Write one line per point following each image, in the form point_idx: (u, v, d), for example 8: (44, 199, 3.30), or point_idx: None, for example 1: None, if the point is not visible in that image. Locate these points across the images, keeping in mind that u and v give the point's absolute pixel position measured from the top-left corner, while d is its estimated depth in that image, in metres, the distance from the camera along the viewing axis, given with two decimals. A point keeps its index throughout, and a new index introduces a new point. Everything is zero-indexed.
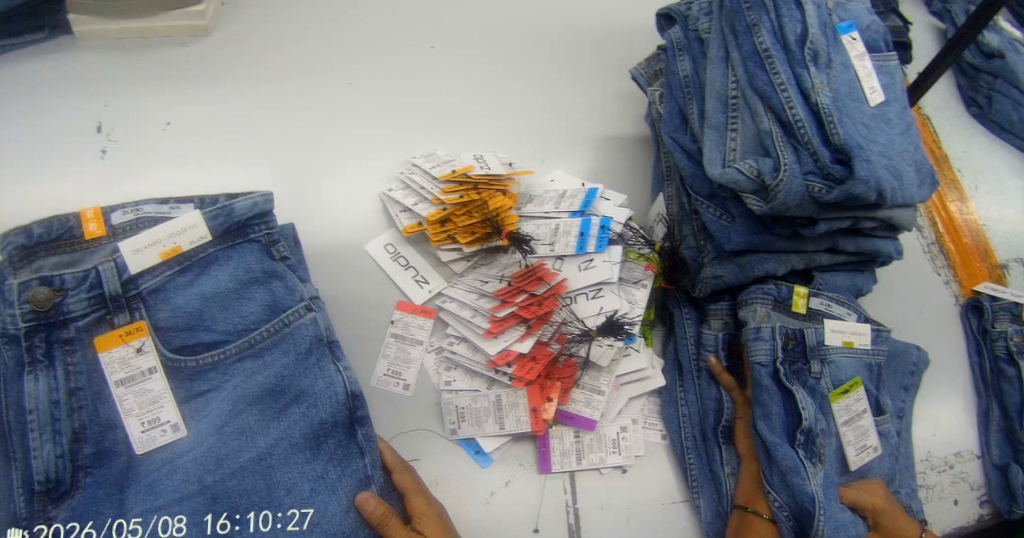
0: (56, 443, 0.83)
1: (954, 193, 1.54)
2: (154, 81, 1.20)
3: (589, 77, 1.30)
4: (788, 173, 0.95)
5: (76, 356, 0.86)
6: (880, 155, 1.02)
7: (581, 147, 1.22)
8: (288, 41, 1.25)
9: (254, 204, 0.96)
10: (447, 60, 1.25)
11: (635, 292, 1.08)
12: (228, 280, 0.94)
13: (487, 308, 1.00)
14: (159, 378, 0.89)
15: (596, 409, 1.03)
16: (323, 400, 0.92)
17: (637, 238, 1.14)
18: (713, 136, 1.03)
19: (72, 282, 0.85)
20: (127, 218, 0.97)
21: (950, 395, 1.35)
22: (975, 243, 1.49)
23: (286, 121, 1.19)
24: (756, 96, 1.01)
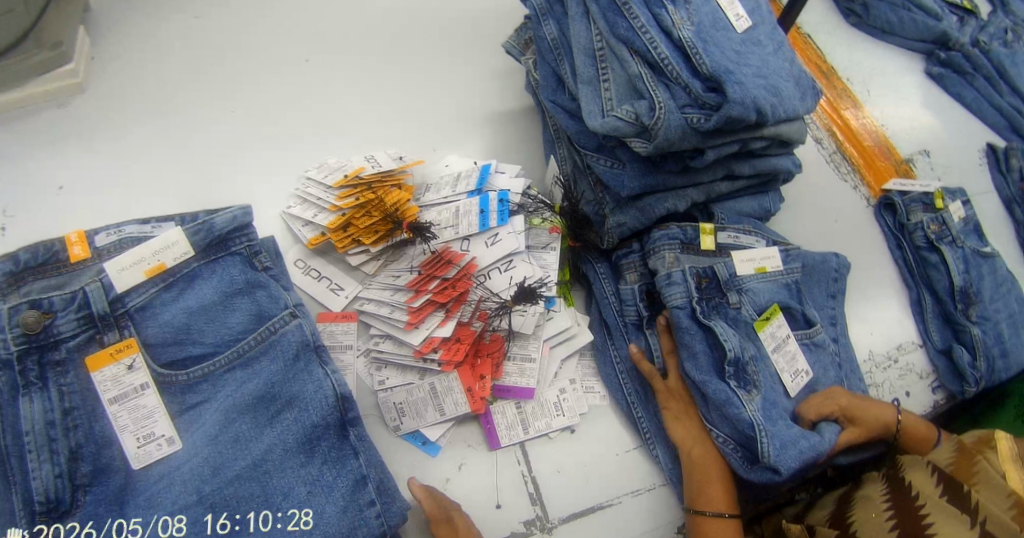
0: (54, 463, 0.78)
1: (848, 102, 1.59)
2: (76, 136, 1.17)
3: (464, 61, 1.39)
4: (664, 110, 0.96)
5: (69, 377, 0.81)
6: (755, 75, 1.02)
7: (474, 130, 1.32)
8: (163, 83, 1.24)
9: (234, 217, 0.94)
10: (329, 71, 1.31)
11: (545, 256, 1.15)
12: (213, 293, 0.91)
13: (403, 301, 1.03)
14: (152, 394, 0.85)
15: (531, 376, 1.07)
16: (314, 406, 0.88)
17: (536, 205, 1.19)
18: (587, 92, 1.03)
19: (61, 303, 0.82)
20: (110, 240, 0.95)
21: (882, 291, 1.39)
22: (876, 144, 1.54)
23: (178, 159, 1.19)
24: (620, 43, 1.02)
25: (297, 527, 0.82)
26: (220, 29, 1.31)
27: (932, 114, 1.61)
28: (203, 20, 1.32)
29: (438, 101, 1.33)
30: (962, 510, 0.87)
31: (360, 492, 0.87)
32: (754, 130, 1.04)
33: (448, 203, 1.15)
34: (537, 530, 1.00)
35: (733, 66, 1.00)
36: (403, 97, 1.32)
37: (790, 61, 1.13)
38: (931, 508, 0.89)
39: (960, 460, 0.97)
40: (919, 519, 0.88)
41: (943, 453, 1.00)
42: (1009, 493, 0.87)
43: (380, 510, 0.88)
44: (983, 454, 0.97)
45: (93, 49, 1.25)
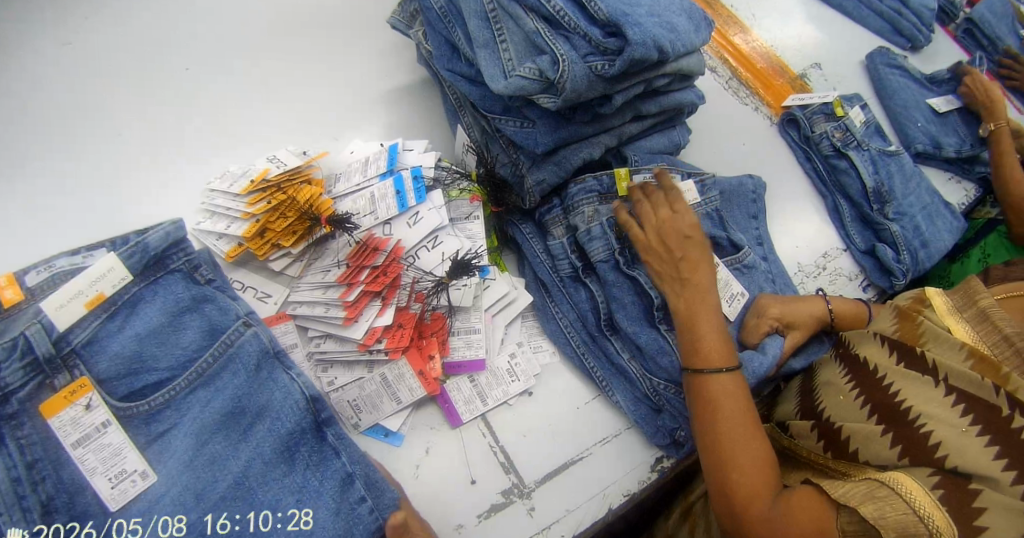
0: (28, 521, 0.76)
1: (734, 27, 1.65)
2: None
3: (351, 47, 1.39)
4: (567, 62, 0.97)
5: (25, 429, 0.79)
6: (650, 15, 1.04)
7: (371, 108, 1.34)
8: (46, 119, 1.18)
9: (167, 234, 0.91)
10: (218, 78, 1.28)
11: (470, 226, 1.18)
12: (159, 316, 0.88)
13: (336, 297, 1.03)
14: (115, 430, 0.83)
15: (478, 347, 1.10)
16: (285, 414, 0.89)
17: (452, 176, 1.20)
18: (486, 55, 1.03)
19: (2, 354, 0.78)
20: (42, 277, 0.89)
21: (799, 206, 1.47)
22: (769, 64, 1.61)
23: (82, 197, 1.15)
24: (511, 2, 1.01)
25: (298, 527, 0.84)
26: (97, 52, 1.25)
27: (816, 29, 1.70)
28: (75, 46, 1.24)
29: (335, 89, 1.34)
30: (924, 374, 0.88)
31: (350, 489, 0.88)
32: (656, 68, 1.07)
33: (363, 190, 1.16)
34: (516, 497, 1.04)
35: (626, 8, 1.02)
36: (296, 93, 1.32)
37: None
38: (894, 379, 0.92)
39: (904, 324, 0.98)
40: (889, 397, 0.90)
41: (887, 321, 1.02)
42: (960, 344, 0.88)
43: (373, 505, 0.89)
44: (922, 313, 0.97)
45: None
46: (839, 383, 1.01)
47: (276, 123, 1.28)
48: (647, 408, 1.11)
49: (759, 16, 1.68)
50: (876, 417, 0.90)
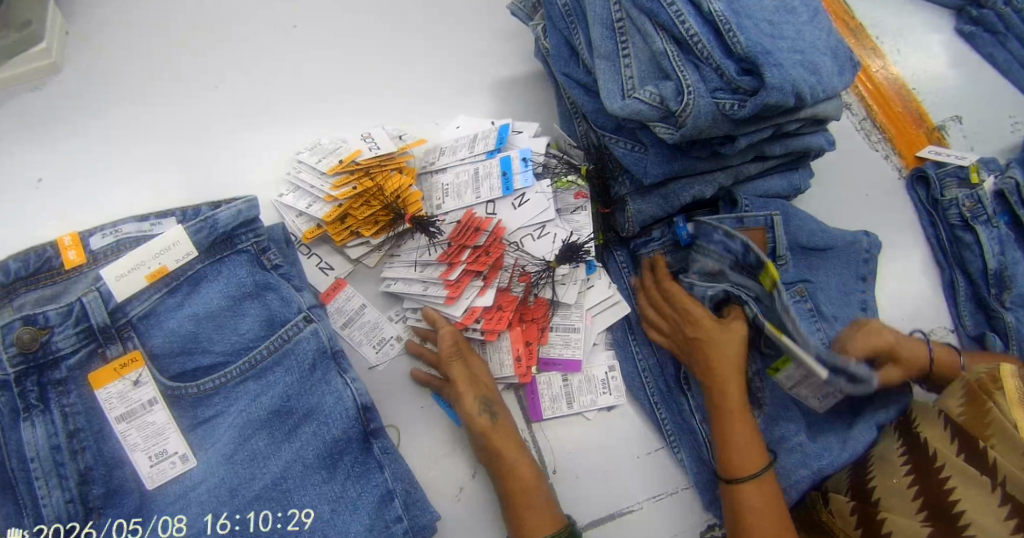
0: (64, 488, 0.72)
1: (875, 58, 1.48)
2: (36, 129, 1.11)
3: (459, 25, 1.28)
4: (692, 96, 0.84)
5: (73, 397, 0.75)
6: (792, 49, 0.88)
7: (478, 94, 1.24)
8: (135, 64, 1.16)
9: (238, 212, 0.83)
10: (315, 40, 1.21)
11: (576, 220, 1.03)
12: (220, 299, 0.82)
13: (437, 276, 0.95)
14: (161, 410, 0.77)
15: (577, 347, 0.99)
16: (334, 418, 0.81)
17: (561, 165, 1.05)
18: (604, 68, 0.91)
19: (58, 318, 0.74)
20: (107, 241, 0.87)
21: (912, 274, 1.31)
22: (908, 109, 1.44)
23: (165, 147, 1.13)
24: (642, 15, 0.88)
25: (297, 527, 0.76)
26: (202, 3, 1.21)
27: (971, 77, 1.48)
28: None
29: (440, 71, 1.24)
30: (983, 475, 0.80)
31: (387, 507, 0.81)
32: (790, 113, 0.91)
33: (468, 165, 1.05)
34: None
35: (769, 41, 0.86)
36: (401, 69, 1.23)
37: (827, 29, 0.97)
38: (950, 472, 0.83)
39: (973, 408, 0.86)
40: (942, 493, 0.82)
41: (955, 399, 0.89)
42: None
43: (408, 524, 0.82)
44: (993, 397, 0.85)
45: (67, 26, 1.16)
46: (896, 460, 0.90)
47: (371, 98, 1.20)
48: (710, 474, 0.96)
49: (904, 52, 1.49)
50: (926, 516, 0.82)
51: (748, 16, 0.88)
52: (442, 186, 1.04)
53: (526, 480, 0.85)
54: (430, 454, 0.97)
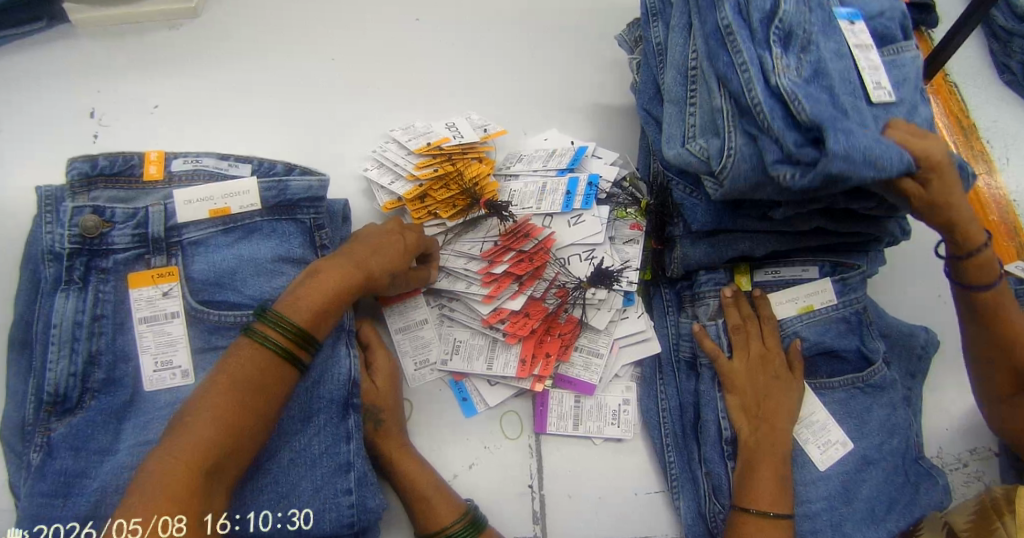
0: (71, 361, 0.82)
1: (981, 162, 1.45)
2: (166, 62, 1.27)
3: (567, 45, 1.34)
4: (735, 154, 0.81)
5: (108, 286, 0.86)
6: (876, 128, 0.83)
7: (570, 111, 1.27)
8: (268, 22, 1.31)
9: (309, 187, 0.94)
10: (424, 32, 1.31)
11: (626, 250, 1.03)
12: (267, 253, 0.91)
13: (476, 270, 0.96)
14: (179, 323, 0.87)
15: (595, 373, 0.97)
16: (329, 378, 0.86)
17: (626, 197, 1.07)
18: (671, 111, 0.93)
19: (122, 217, 0.87)
20: (186, 168, 0.96)
21: None
22: (1002, 219, 1.40)
23: (262, 97, 1.24)
24: (713, 75, 0.86)
25: (296, 527, 0.79)
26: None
27: None
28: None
29: (538, 83, 1.29)
30: None
31: (340, 478, 0.83)
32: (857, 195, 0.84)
33: (538, 177, 1.08)
34: None
35: (852, 104, 0.78)
36: (503, 77, 1.29)
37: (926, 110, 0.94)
38: None
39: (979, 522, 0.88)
40: None
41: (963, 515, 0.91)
42: None
43: (355, 501, 0.83)
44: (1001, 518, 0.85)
45: None
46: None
47: (468, 98, 1.26)
48: (703, 529, 0.93)
49: (1013, 161, 1.46)
50: None
51: (841, 107, 0.77)
52: (509, 190, 1.07)
53: (419, 489, 0.87)
54: (432, 443, 0.96)
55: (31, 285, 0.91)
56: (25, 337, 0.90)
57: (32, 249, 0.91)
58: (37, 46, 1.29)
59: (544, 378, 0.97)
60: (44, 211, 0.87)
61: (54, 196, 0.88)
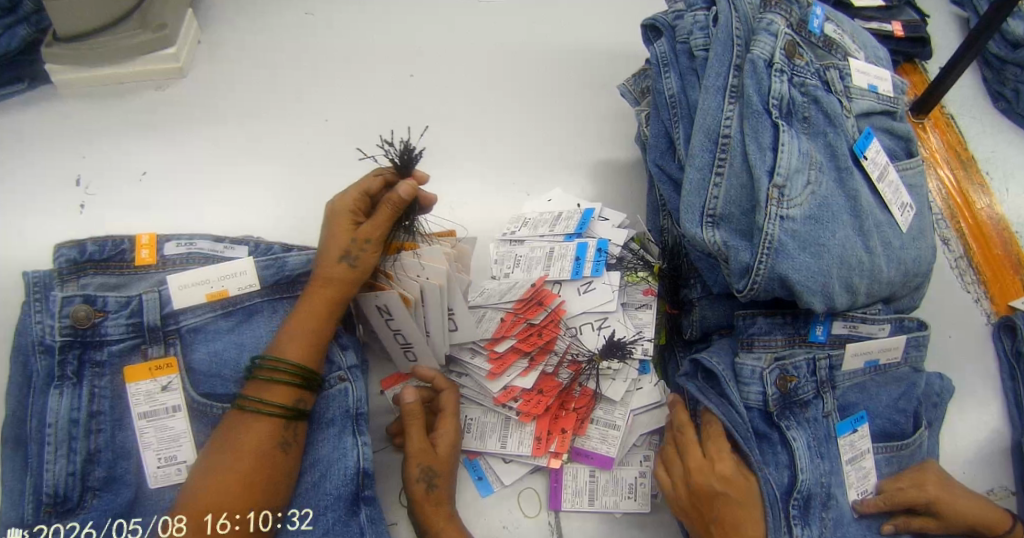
0: (69, 460, 0.76)
1: (981, 194, 1.45)
2: (157, 126, 1.28)
3: (561, 98, 1.36)
4: (763, 272, 0.83)
5: (104, 380, 0.80)
6: (880, 245, 0.89)
7: (571, 164, 1.27)
8: (260, 84, 1.34)
9: (307, 260, 0.90)
10: (419, 91, 1.33)
11: (640, 316, 1.02)
12: (269, 337, 0.86)
13: (484, 344, 0.95)
14: (181, 418, 0.81)
15: (612, 445, 0.95)
16: (333, 473, 0.81)
17: (636, 260, 1.05)
18: (694, 177, 0.88)
19: (115, 306, 0.81)
20: (180, 251, 0.91)
21: (983, 421, 1.21)
22: (1007, 251, 1.38)
23: (255, 159, 1.25)
24: (764, 191, 0.82)
25: (297, 527, 0.76)
26: (333, 52, 1.38)
27: None
28: (315, 35, 1.41)
29: (535, 136, 1.30)
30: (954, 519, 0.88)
31: None
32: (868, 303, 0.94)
33: (545, 241, 1.08)
34: None
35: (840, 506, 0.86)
36: (499, 132, 1.30)
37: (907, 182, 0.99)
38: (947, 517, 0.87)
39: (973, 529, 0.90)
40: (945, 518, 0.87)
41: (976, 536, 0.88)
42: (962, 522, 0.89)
43: None
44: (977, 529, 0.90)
45: (202, 36, 1.39)
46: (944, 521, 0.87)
47: (467, 156, 1.26)
48: None
49: (1014, 191, 1.45)
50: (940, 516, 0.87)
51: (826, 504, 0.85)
52: (515, 255, 1.08)
53: None
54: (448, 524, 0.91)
55: (22, 381, 0.82)
56: (15, 434, 0.79)
57: (23, 339, 0.82)
58: (22, 109, 1.28)
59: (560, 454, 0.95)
60: (33, 299, 0.80)
61: (43, 283, 0.82)
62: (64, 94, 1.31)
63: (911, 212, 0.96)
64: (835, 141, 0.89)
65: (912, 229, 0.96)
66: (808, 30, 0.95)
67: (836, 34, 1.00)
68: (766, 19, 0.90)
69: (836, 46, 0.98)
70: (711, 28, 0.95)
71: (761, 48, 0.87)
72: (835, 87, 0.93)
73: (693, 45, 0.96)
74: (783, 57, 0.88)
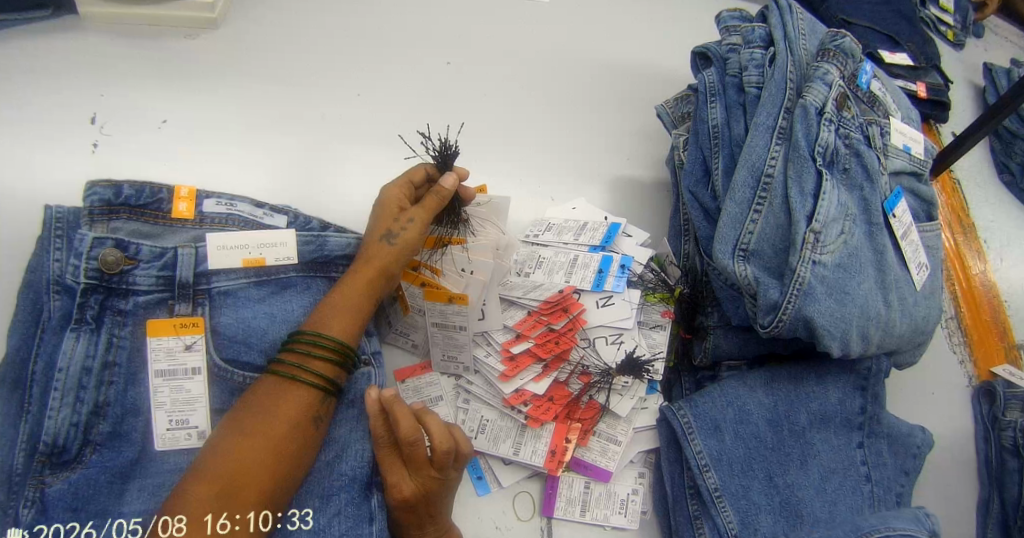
0: (74, 410, 0.74)
1: (977, 260, 1.50)
2: (183, 75, 1.23)
3: (596, 109, 1.36)
4: (790, 311, 0.85)
5: (124, 331, 0.78)
6: (898, 305, 0.92)
7: (596, 175, 1.28)
8: (296, 49, 1.30)
9: (348, 244, 0.90)
10: (456, 81, 1.32)
11: (654, 336, 1.04)
12: (299, 312, 0.86)
13: (500, 342, 0.96)
14: (201, 381, 0.79)
15: (612, 459, 0.96)
16: (351, 454, 0.81)
17: (656, 280, 1.06)
18: (732, 210, 0.90)
19: (147, 255, 0.80)
20: (218, 210, 0.89)
21: (954, 478, 1.25)
22: (993, 318, 1.44)
23: (283, 124, 1.22)
24: (799, 234, 0.85)
25: (296, 527, 0.74)
26: (374, 27, 1.36)
27: None
28: (358, 7, 1.38)
29: (566, 143, 1.30)
30: None
31: None
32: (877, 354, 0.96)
33: (567, 249, 1.08)
34: None
35: None
36: (530, 134, 1.29)
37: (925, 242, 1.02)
38: None
39: None
40: None
41: None
42: None
43: None
44: None
45: None
46: None
47: (497, 153, 1.25)
48: None
49: (1006, 262, 1.51)
50: None
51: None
52: (538, 257, 1.09)
53: None
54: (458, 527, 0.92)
55: (28, 319, 0.79)
56: (16, 377, 0.76)
57: (34, 277, 0.80)
58: (40, 36, 1.22)
59: (561, 461, 0.95)
60: (53, 238, 0.79)
61: (66, 221, 0.81)
62: (88, 27, 1.25)
63: (926, 272, 1.00)
64: (870, 195, 0.92)
65: (924, 288, 0.99)
66: (856, 84, 0.99)
67: (880, 92, 1.04)
68: (822, 69, 0.93)
69: (879, 103, 1.02)
70: (766, 68, 0.98)
71: (814, 96, 0.90)
72: (876, 143, 0.96)
73: (745, 80, 0.99)
74: (834, 107, 0.91)
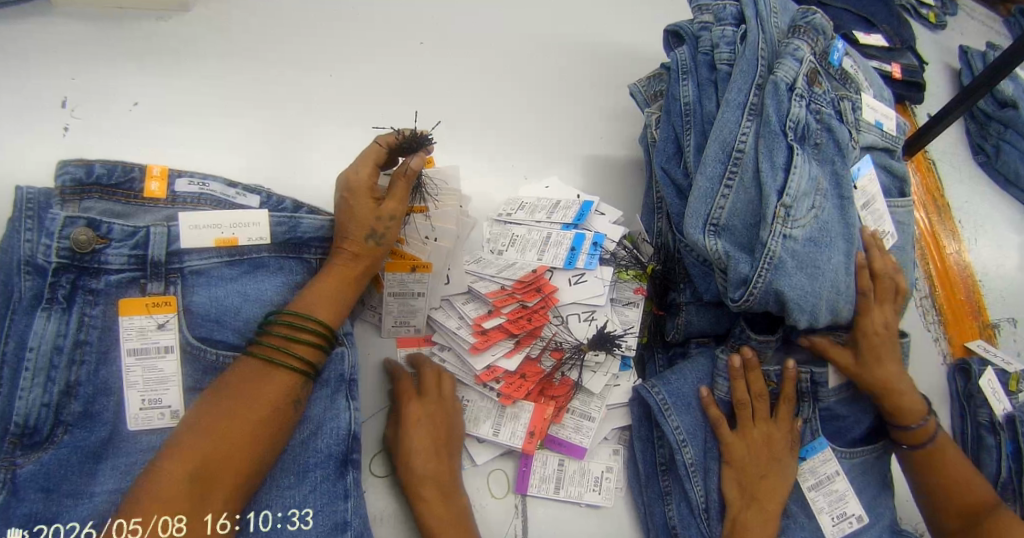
0: (46, 389, 0.74)
1: (952, 240, 1.52)
2: (155, 57, 1.21)
3: (574, 92, 1.37)
4: (761, 284, 0.86)
5: (96, 310, 0.78)
6: (871, 278, 0.93)
7: (573, 157, 1.29)
8: (269, 30, 1.29)
9: (322, 225, 0.89)
10: (433, 64, 1.31)
11: (627, 313, 1.05)
12: (273, 292, 0.86)
13: (472, 319, 0.97)
14: (173, 360, 0.80)
15: (586, 436, 0.97)
16: (325, 432, 0.81)
17: (628, 257, 1.07)
18: (704, 184, 0.90)
19: (119, 234, 0.79)
20: (191, 189, 0.89)
21: None
22: (967, 297, 1.46)
23: (258, 108, 1.22)
24: (771, 207, 0.85)
25: (296, 528, 0.75)
26: (349, 8, 1.34)
27: None
28: None
29: (543, 126, 1.30)
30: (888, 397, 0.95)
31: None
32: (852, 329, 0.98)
33: (539, 227, 1.08)
34: None
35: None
36: (508, 116, 1.29)
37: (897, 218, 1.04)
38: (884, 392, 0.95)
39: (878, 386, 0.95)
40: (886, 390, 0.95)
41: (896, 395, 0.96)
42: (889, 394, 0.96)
43: None
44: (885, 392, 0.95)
45: None
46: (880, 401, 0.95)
47: (475, 136, 1.25)
48: None
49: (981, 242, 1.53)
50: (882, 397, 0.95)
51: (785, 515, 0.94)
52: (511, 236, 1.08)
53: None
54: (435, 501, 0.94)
55: None
56: None
57: None
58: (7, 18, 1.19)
59: (535, 439, 0.96)
60: (25, 216, 0.77)
61: (39, 201, 0.78)
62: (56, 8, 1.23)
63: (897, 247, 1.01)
64: (841, 169, 0.93)
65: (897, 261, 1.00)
66: (827, 61, 1.00)
67: (852, 68, 1.04)
68: (794, 45, 0.93)
69: (851, 80, 1.03)
70: (738, 44, 0.98)
71: (786, 71, 0.91)
72: (848, 118, 0.97)
73: (717, 57, 0.99)
74: (805, 83, 0.92)
